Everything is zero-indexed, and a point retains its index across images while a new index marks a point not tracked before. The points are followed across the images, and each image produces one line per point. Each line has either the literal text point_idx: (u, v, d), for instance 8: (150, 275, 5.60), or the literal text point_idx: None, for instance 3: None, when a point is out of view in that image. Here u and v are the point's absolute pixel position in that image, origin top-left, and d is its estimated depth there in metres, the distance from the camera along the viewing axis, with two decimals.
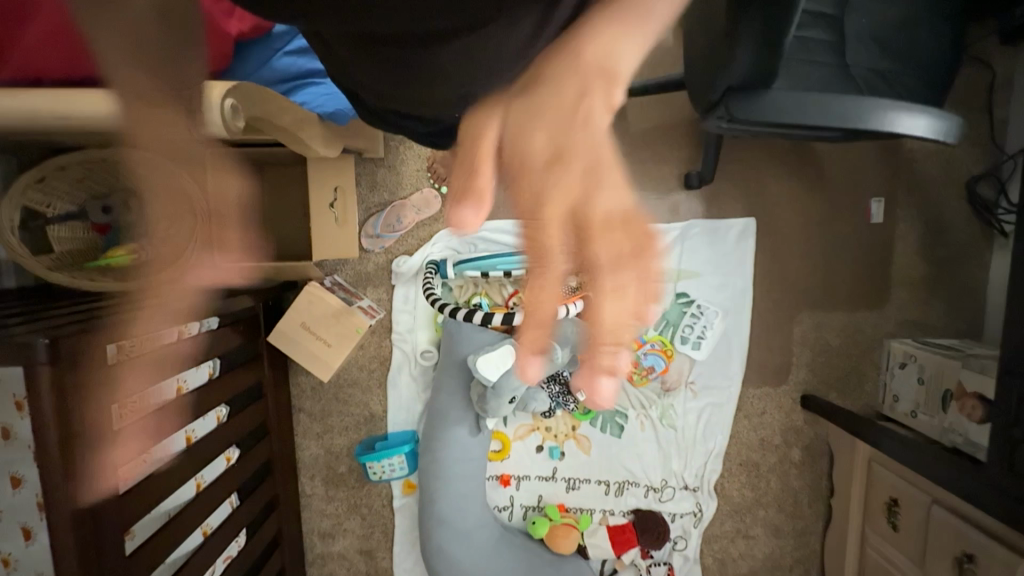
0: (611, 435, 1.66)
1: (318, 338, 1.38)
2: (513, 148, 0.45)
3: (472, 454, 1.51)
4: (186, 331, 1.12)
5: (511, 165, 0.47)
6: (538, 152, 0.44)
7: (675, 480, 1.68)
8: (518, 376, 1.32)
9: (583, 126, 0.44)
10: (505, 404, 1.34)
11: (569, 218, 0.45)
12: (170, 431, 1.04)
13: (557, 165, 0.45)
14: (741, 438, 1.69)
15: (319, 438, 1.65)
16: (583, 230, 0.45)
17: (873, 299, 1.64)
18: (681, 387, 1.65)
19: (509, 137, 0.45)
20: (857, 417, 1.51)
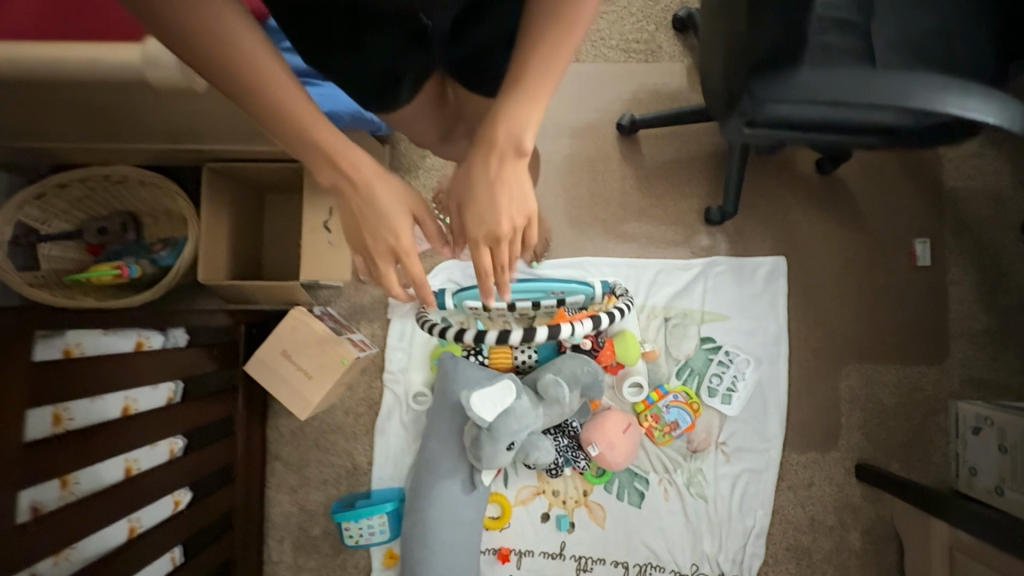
0: (630, 503, 1.41)
1: (299, 368, 1.24)
2: (464, 187, 0.69)
3: (465, 516, 1.29)
4: (149, 343, 1.02)
5: (462, 193, 0.70)
6: (473, 193, 0.68)
7: (708, 566, 1.39)
8: (517, 421, 1.13)
9: (506, 174, 0.66)
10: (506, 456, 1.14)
11: (498, 232, 0.69)
12: (107, 454, 0.89)
13: (479, 205, 0.68)
14: (788, 517, 1.42)
15: (293, 492, 1.45)
16: (496, 241, 0.70)
17: (930, 353, 1.43)
18: (711, 448, 1.42)
19: (463, 180, 0.70)
20: (928, 489, 1.25)
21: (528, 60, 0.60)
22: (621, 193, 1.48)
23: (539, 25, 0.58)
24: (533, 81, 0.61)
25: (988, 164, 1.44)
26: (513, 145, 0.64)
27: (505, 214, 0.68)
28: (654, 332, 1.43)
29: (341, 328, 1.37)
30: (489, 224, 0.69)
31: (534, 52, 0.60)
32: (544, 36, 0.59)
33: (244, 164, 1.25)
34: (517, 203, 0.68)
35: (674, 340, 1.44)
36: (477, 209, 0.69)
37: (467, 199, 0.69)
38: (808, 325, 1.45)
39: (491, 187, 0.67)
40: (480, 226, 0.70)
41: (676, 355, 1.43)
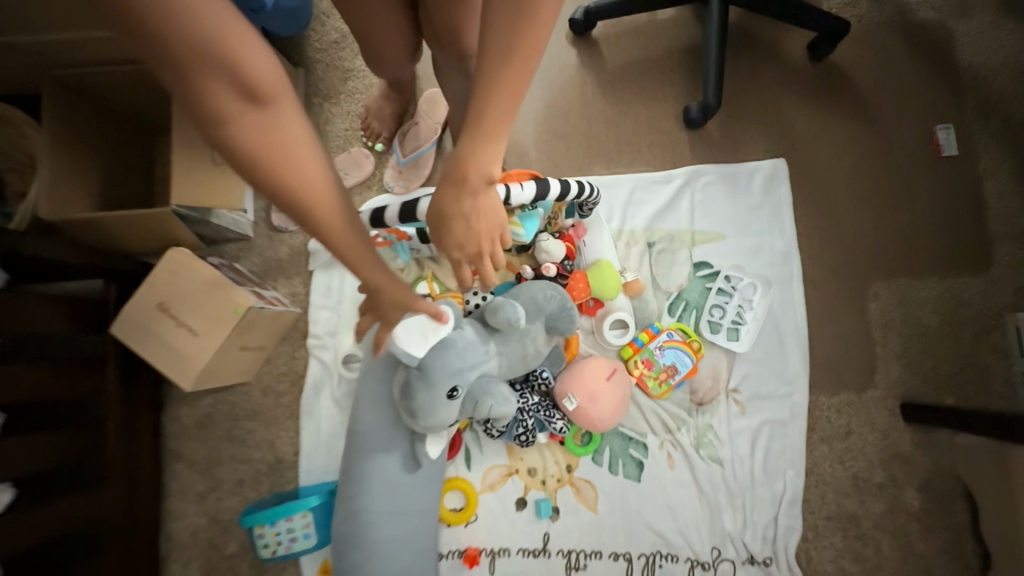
0: (626, 477, 1.12)
1: (183, 324, 0.97)
2: (436, 215, 0.65)
3: (412, 505, 1.00)
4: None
5: (438, 220, 0.66)
6: (447, 219, 0.64)
7: (733, 549, 1.09)
8: (458, 355, 0.87)
9: (482, 203, 0.63)
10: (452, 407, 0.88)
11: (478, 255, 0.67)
12: None
13: (453, 232, 0.65)
14: (826, 478, 1.12)
15: (200, 501, 1.13)
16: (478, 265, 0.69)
17: (971, 259, 1.18)
18: (721, 398, 1.13)
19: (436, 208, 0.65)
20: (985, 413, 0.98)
21: (489, 93, 0.56)
22: (582, 102, 1.24)
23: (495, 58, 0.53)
24: (498, 92, 0.56)
25: (1005, 34, 1.23)
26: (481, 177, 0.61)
27: (483, 240, 0.66)
28: (636, 261, 1.17)
29: (246, 279, 1.11)
30: (466, 250, 0.66)
31: (492, 68, 0.54)
32: (501, 71, 0.54)
33: (104, 74, 0.97)
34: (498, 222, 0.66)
35: (662, 269, 1.17)
36: (452, 236, 0.65)
37: (443, 231, 0.66)
38: (821, 238, 1.19)
39: (467, 219, 0.64)
40: (457, 249, 0.67)
41: (666, 286, 1.17)
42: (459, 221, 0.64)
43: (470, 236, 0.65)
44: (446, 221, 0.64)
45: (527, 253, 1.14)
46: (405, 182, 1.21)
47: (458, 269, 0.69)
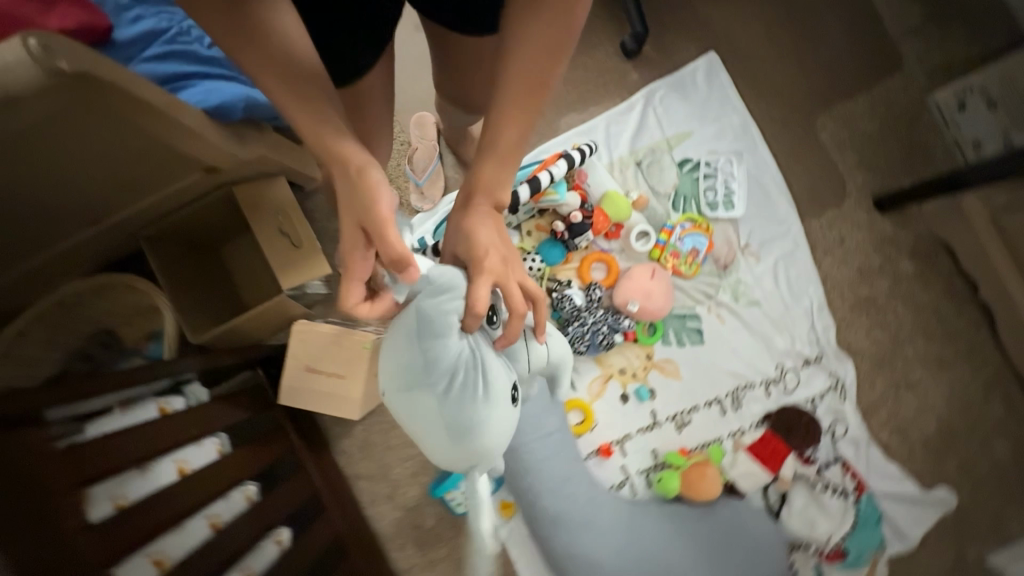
0: (692, 344, 1.40)
1: (331, 374, 1.21)
2: (459, 232, 0.72)
3: (549, 428, 1.26)
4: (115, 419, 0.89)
5: (460, 245, 0.72)
6: (471, 235, 0.70)
7: (791, 360, 1.39)
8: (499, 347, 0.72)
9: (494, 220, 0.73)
10: (503, 405, 0.69)
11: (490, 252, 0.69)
12: (168, 521, 0.83)
13: (483, 246, 0.69)
14: (839, 280, 1.41)
15: (391, 500, 1.43)
16: (500, 275, 0.68)
17: (886, 64, 1.43)
18: (739, 257, 1.40)
19: (466, 230, 0.71)
20: (931, 180, 1.28)
21: (508, 117, 0.71)
22: None
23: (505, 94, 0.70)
24: (510, 114, 0.71)
25: None
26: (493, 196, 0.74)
27: (495, 248, 0.70)
28: (633, 180, 1.41)
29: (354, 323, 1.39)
30: (483, 248, 0.69)
31: (512, 96, 0.70)
32: (510, 105, 0.70)
33: (179, 215, 1.14)
34: (507, 250, 0.71)
35: (655, 178, 1.41)
36: (475, 250, 0.69)
37: (471, 246, 0.70)
38: (766, 100, 1.43)
39: (489, 226, 0.71)
40: (485, 260, 0.68)
41: (664, 191, 1.41)
42: (474, 228, 0.70)
43: (490, 244, 0.69)
44: (469, 232, 0.71)
45: (548, 213, 1.38)
46: (430, 198, 1.43)
47: (477, 286, 0.66)
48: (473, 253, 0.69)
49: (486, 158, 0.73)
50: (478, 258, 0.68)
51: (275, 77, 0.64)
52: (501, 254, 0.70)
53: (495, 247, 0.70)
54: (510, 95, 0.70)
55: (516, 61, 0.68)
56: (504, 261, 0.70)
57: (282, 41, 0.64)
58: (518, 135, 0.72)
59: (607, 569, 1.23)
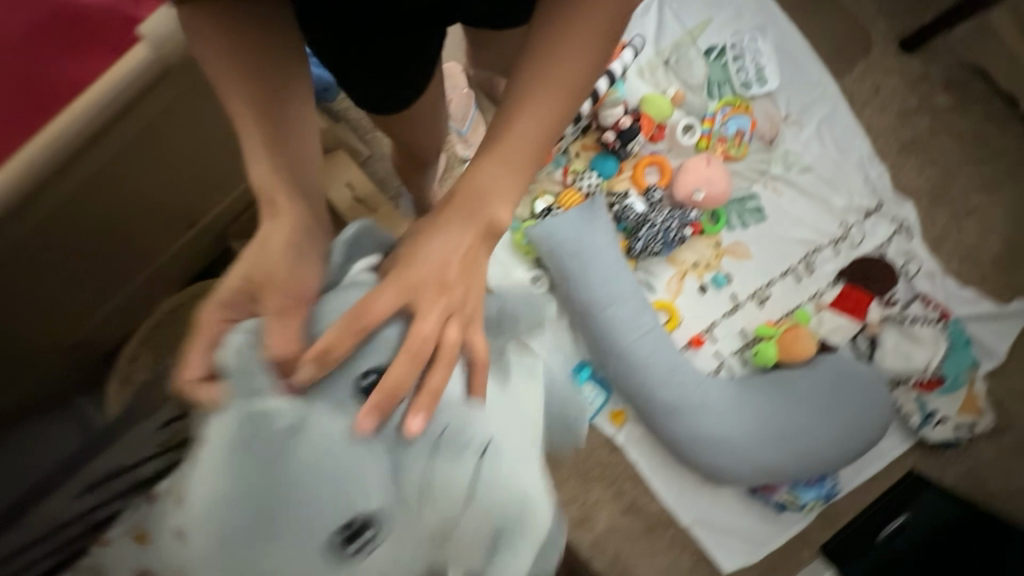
0: (756, 223, 1.45)
1: None
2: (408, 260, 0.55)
3: (642, 325, 1.30)
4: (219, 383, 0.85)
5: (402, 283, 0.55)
6: (418, 273, 0.53)
7: (853, 215, 1.44)
8: (474, 402, 0.52)
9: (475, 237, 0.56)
10: (309, 557, 0.45)
11: (442, 280, 0.53)
12: None
13: (422, 288, 0.52)
14: (882, 128, 1.45)
15: None
16: (415, 345, 0.50)
17: None
18: (782, 129, 1.44)
19: (406, 261, 0.55)
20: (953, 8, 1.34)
21: (519, 118, 0.59)
22: None
23: (538, 90, 0.59)
24: (535, 101, 0.59)
25: None
26: (488, 212, 0.57)
27: (442, 280, 0.53)
28: (666, 79, 1.44)
29: None
30: (420, 277, 0.53)
31: (526, 100, 0.59)
32: (530, 100, 0.59)
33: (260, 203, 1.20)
34: (475, 317, 0.54)
35: (686, 72, 1.44)
36: (434, 291, 0.53)
37: (410, 284, 0.52)
38: None
39: (450, 244, 0.55)
40: (423, 302, 0.52)
41: (697, 82, 1.44)
42: (416, 264, 0.54)
43: (434, 296, 0.52)
44: (407, 266, 0.54)
45: (591, 130, 1.44)
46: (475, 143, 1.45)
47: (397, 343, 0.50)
48: (395, 291, 0.52)
49: (491, 166, 0.59)
50: (397, 290, 0.52)
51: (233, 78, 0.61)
52: (450, 317, 0.52)
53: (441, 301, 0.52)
54: (525, 93, 0.59)
55: (529, 73, 0.59)
56: (446, 305, 0.53)
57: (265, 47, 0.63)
58: (537, 136, 0.59)
59: (730, 440, 1.31)
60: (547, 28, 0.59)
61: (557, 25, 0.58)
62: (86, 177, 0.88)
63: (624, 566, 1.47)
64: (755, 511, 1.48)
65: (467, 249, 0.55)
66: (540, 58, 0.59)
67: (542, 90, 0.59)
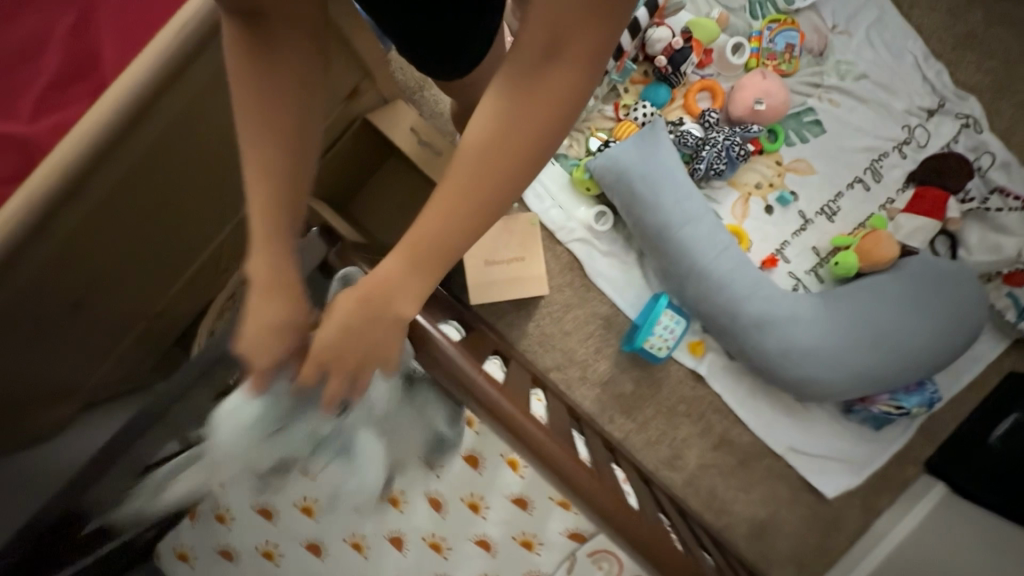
0: (816, 136, 1.43)
1: (510, 260, 1.27)
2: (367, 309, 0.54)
3: (716, 242, 1.30)
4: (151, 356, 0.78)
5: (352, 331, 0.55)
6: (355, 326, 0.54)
7: (914, 117, 1.41)
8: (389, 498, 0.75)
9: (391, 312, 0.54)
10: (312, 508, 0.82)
11: (376, 341, 0.55)
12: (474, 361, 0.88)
13: (345, 360, 0.56)
14: (934, 26, 1.43)
15: (585, 380, 1.45)
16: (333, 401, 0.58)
17: None
18: (831, 38, 1.43)
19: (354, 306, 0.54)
20: None
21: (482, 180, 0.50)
22: None
23: (505, 145, 0.49)
24: (489, 178, 0.50)
25: None
26: (408, 297, 0.55)
27: (383, 342, 0.55)
28: (708, 3, 1.43)
29: None
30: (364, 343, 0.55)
31: (490, 157, 0.49)
32: (497, 173, 0.50)
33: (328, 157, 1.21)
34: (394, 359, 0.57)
35: None
36: (363, 346, 0.55)
37: (353, 331, 0.55)
38: None
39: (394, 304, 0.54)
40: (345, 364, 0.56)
41: (739, 4, 1.44)
42: (359, 326, 0.54)
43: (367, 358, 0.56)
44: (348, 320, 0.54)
45: (639, 63, 1.42)
46: None
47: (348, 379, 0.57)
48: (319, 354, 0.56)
49: (423, 237, 0.52)
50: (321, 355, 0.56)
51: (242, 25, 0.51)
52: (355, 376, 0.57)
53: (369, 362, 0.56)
54: (492, 157, 0.49)
55: (483, 146, 0.49)
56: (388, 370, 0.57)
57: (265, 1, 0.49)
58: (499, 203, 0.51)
59: (820, 348, 1.29)
60: (512, 93, 0.48)
61: (525, 96, 0.47)
62: (119, 177, 0.74)
63: (720, 501, 1.42)
64: (851, 434, 1.41)
65: (374, 308, 0.54)
66: (512, 111, 0.48)
67: (513, 152, 0.49)
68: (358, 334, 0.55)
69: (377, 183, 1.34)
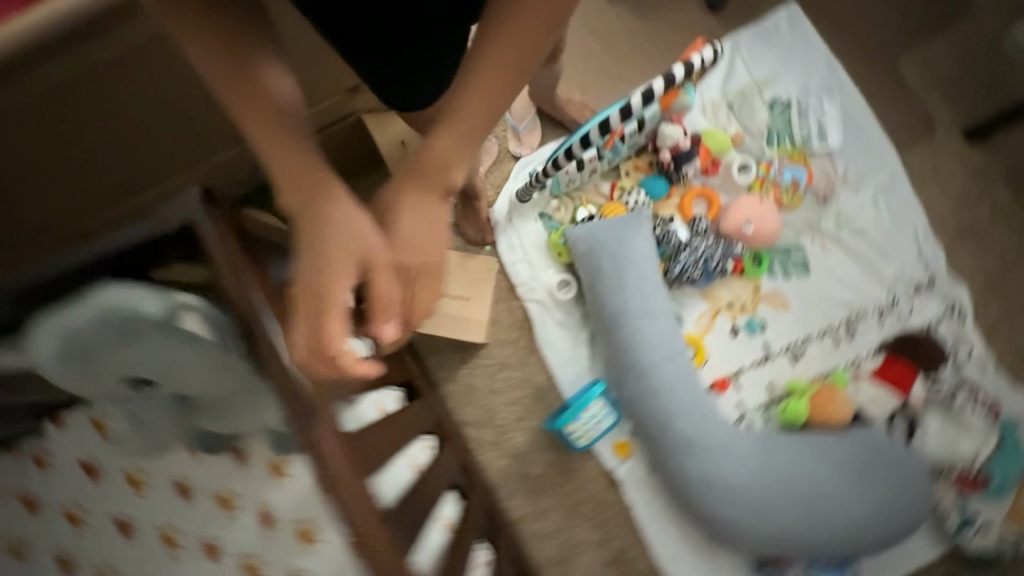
0: (800, 275, 1.40)
1: (455, 296, 1.21)
2: (421, 201, 0.66)
3: (668, 347, 1.24)
4: (176, 273, 0.86)
5: (414, 235, 0.66)
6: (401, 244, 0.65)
7: (902, 287, 1.38)
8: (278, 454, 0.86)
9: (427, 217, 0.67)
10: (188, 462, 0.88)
11: (417, 260, 0.66)
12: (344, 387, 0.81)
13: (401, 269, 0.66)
14: (939, 208, 1.43)
15: (497, 447, 1.37)
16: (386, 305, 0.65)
17: (956, 12, 1.51)
18: (838, 188, 1.42)
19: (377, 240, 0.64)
20: None
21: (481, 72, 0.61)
22: (626, 28, 1.53)
23: (504, 36, 0.59)
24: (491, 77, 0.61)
25: None
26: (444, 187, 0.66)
27: (420, 250, 0.66)
28: (728, 119, 1.46)
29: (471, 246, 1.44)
30: (408, 254, 0.65)
31: (480, 58, 0.61)
32: (504, 58, 0.60)
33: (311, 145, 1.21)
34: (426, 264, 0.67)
35: (748, 117, 1.46)
36: (415, 252, 0.66)
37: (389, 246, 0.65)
38: (848, 46, 1.51)
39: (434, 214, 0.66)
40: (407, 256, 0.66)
41: (758, 129, 1.46)
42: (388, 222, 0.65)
43: (418, 248, 0.66)
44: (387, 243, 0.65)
45: (647, 152, 1.43)
46: (529, 143, 1.46)
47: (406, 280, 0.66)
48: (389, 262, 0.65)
49: (462, 126, 0.64)
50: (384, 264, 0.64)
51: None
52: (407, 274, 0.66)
53: (421, 253, 0.66)
54: (496, 46, 0.59)
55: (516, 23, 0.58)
56: (421, 279, 0.67)
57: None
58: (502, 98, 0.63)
59: (743, 490, 1.20)
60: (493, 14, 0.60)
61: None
62: None
63: None
64: None
65: (431, 189, 0.66)
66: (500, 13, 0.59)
67: (521, 37, 0.59)
68: (403, 211, 0.66)
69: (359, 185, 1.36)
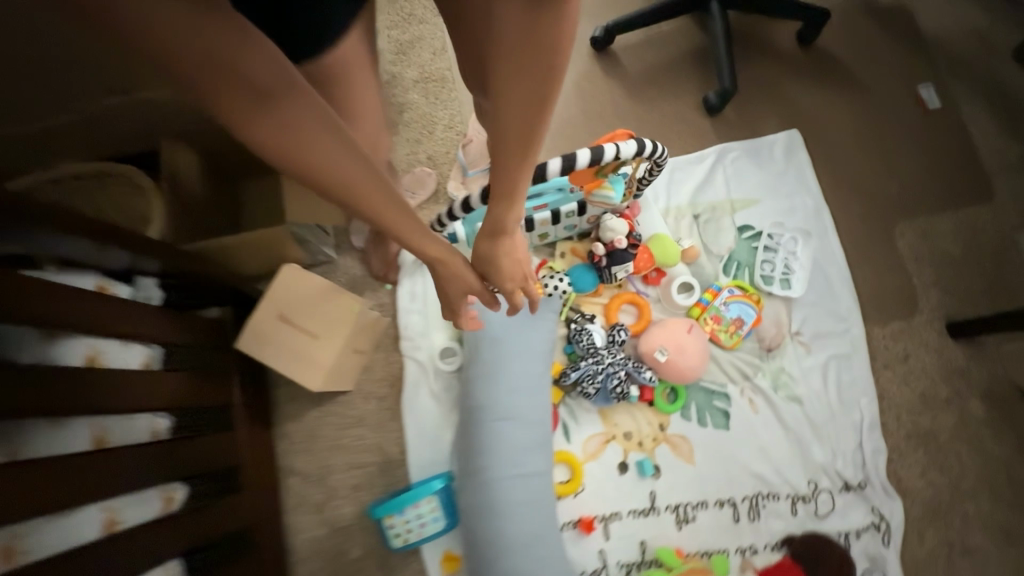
0: (716, 427, 1.20)
1: (302, 329, 1.04)
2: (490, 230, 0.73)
3: (524, 464, 1.06)
4: None
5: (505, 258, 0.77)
6: (485, 256, 0.78)
7: (828, 480, 1.16)
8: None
9: (504, 247, 0.76)
10: None
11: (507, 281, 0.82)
12: (35, 411, 0.59)
13: (482, 264, 0.80)
14: (896, 400, 1.22)
15: (318, 511, 1.18)
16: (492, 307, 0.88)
17: (974, 191, 1.35)
18: (787, 342, 1.24)
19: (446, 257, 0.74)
20: None
21: (509, 96, 0.51)
22: (613, 105, 1.41)
23: (515, 86, 0.50)
24: (525, 106, 0.52)
25: (954, 8, 1.47)
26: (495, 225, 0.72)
27: (514, 274, 0.80)
28: (687, 231, 1.30)
29: (371, 279, 1.30)
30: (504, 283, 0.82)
31: (510, 90, 0.50)
32: (517, 96, 0.51)
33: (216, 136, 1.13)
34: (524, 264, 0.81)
35: (711, 235, 1.31)
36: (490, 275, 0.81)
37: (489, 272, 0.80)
38: (844, 191, 1.35)
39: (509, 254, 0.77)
40: (507, 260, 0.78)
41: (717, 251, 1.30)
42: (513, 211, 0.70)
43: (513, 266, 0.79)
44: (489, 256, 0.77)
45: (589, 238, 1.28)
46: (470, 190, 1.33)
47: (514, 257, 0.78)
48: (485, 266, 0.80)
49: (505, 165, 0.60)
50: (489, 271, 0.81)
51: (255, 98, 0.44)
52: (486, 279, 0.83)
53: (516, 276, 0.81)
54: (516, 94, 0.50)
55: (504, 65, 0.48)
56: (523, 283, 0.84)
57: (238, 60, 0.40)
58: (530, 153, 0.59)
59: None
60: (504, 44, 0.46)
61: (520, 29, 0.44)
62: None
63: None
64: None
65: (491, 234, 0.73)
66: (514, 58, 0.47)
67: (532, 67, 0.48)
68: (499, 255, 0.77)
69: (276, 179, 1.27)
